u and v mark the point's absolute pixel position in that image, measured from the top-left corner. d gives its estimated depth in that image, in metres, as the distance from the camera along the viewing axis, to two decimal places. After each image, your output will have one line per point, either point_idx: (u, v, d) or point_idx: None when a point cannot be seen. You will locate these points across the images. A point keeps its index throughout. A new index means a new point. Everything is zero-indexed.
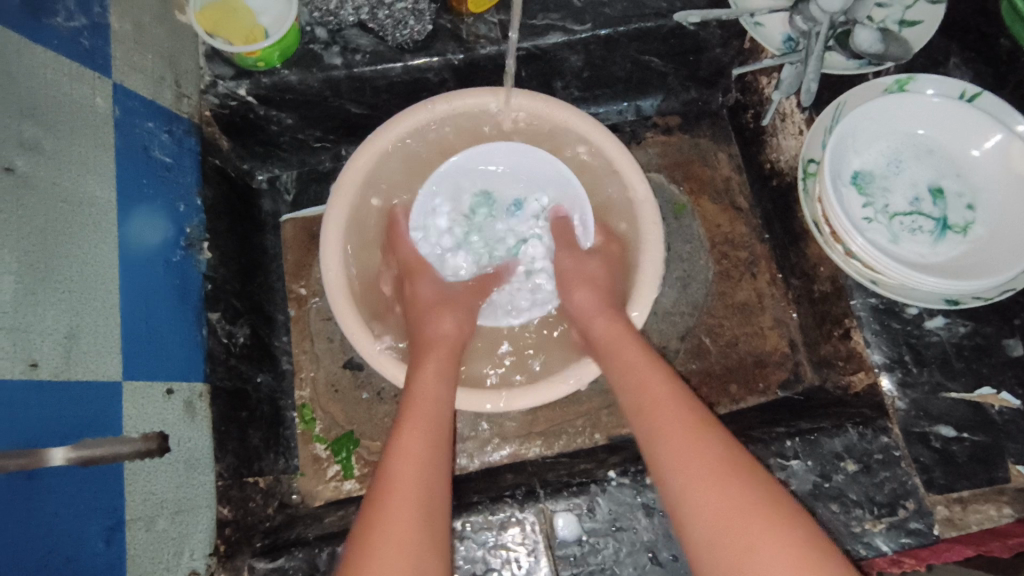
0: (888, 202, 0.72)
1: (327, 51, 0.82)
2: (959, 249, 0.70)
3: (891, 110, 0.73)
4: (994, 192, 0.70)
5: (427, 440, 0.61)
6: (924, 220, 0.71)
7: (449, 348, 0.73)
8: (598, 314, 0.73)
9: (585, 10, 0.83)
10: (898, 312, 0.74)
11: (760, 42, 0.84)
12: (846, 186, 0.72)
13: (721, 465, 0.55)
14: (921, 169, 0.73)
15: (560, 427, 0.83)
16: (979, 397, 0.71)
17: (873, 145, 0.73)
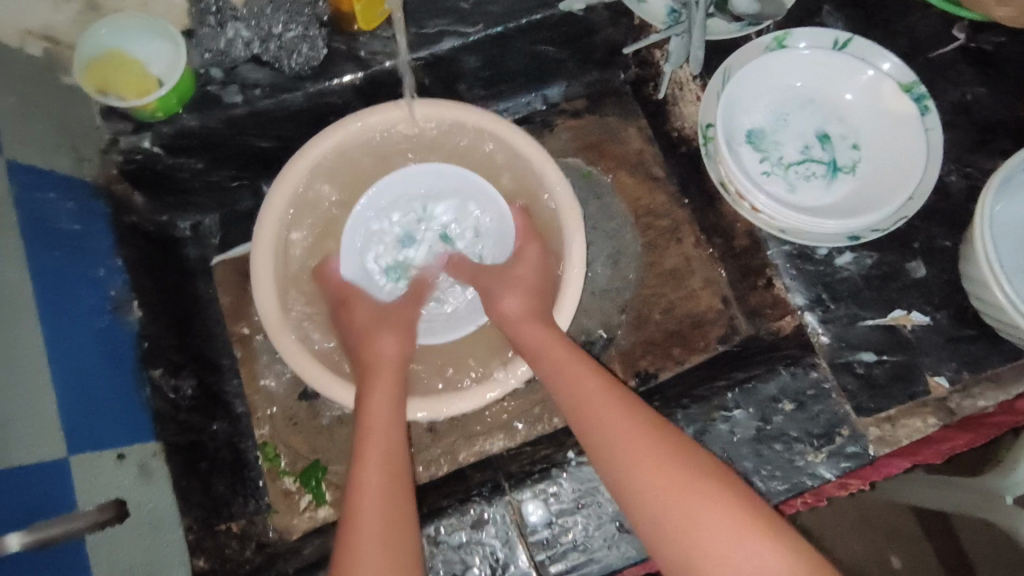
0: (782, 154, 0.76)
1: (225, 90, 0.81)
2: (850, 188, 0.75)
3: (772, 67, 0.77)
4: (874, 129, 0.76)
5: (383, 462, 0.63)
6: (816, 166, 0.76)
7: (393, 368, 0.74)
8: (526, 319, 0.76)
9: (472, 11, 0.85)
10: (810, 254, 0.78)
11: (645, 17, 0.89)
12: (742, 146, 0.76)
13: (652, 441, 0.59)
14: (807, 118, 0.77)
15: (519, 418, 0.86)
16: (891, 320, 0.76)
17: (761, 103, 0.78)
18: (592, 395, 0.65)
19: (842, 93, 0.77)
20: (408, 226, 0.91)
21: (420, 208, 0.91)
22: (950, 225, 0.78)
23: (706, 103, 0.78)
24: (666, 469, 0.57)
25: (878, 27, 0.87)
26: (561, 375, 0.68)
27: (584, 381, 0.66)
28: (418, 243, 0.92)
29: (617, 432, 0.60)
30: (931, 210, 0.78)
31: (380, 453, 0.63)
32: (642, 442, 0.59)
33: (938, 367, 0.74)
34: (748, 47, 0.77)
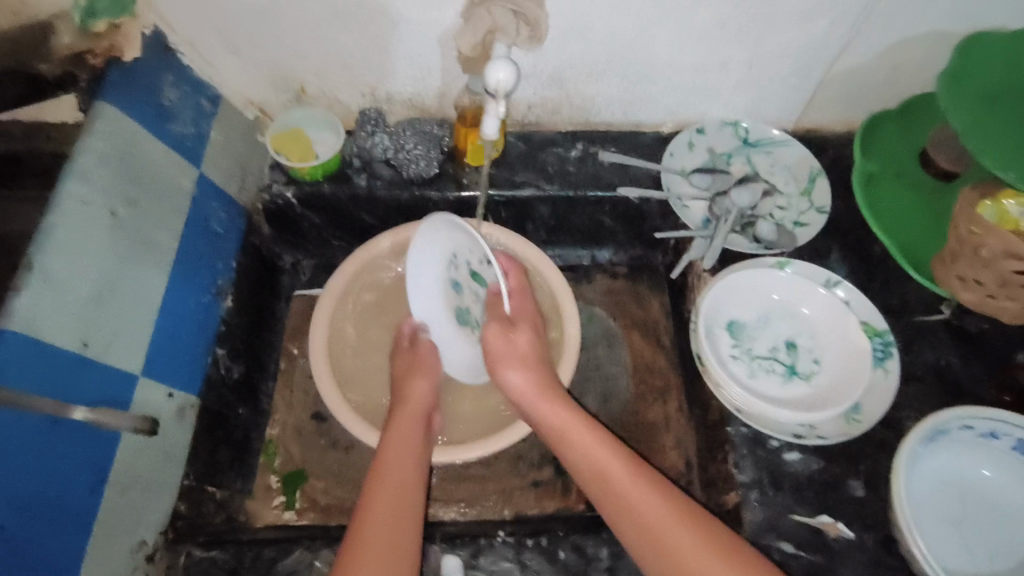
0: (752, 346, 0.94)
1: (358, 175, 1.10)
2: (800, 392, 0.91)
3: (768, 282, 0.96)
4: (834, 354, 0.92)
5: (391, 509, 0.73)
6: (777, 365, 0.93)
7: (419, 411, 0.86)
8: (538, 396, 0.81)
9: (555, 174, 1.12)
10: (764, 443, 0.88)
11: (684, 218, 1.09)
12: (723, 330, 0.94)
13: (676, 522, 0.67)
14: (783, 326, 0.95)
15: (475, 498, 0.97)
16: (819, 523, 0.83)
17: (750, 304, 0.96)
18: (619, 476, 0.72)
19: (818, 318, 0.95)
20: (451, 276, 0.87)
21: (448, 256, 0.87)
22: None
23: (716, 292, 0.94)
24: (699, 552, 0.64)
25: (876, 281, 1.03)
26: (591, 458, 0.75)
27: (612, 463, 0.73)
28: (461, 286, 0.89)
29: (647, 515, 0.68)
30: (885, 442, 0.87)
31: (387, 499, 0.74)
32: (682, 524, 0.67)
33: None
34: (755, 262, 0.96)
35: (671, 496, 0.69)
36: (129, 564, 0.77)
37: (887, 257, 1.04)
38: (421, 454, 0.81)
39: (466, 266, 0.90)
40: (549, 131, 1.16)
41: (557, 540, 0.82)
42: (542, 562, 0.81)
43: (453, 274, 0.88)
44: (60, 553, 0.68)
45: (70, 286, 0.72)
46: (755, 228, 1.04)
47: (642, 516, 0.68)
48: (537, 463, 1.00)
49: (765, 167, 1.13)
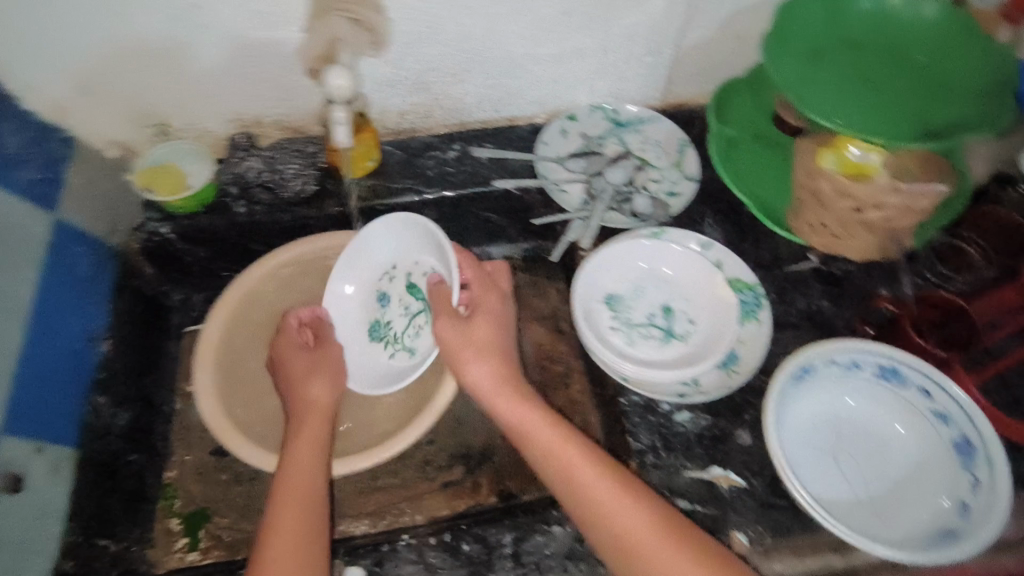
0: (630, 316, 0.95)
1: (236, 202, 1.09)
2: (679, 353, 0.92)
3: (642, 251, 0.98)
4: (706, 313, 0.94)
5: (298, 517, 0.73)
6: (655, 330, 0.93)
7: (324, 413, 0.87)
8: (500, 391, 0.81)
9: (434, 177, 1.14)
10: (654, 407, 0.91)
11: (563, 202, 1.12)
12: (599, 304, 0.94)
13: (614, 488, 0.71)
14: (658, 293, 0.96)
15: (386, 508, 0.97)
16: (711, 476, 0.86)
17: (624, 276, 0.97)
18: (563, 446, 0.75)
19: (689, 281, 0.97)
20: (382, 286, 0.98)
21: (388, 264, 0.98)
22: None
23: (589, 265, 0.95)
24: (633, 517, 0.69)
25: (749, 241, 1.08)
26: (527, 436, 0.77)
27: (554, 438, 0.76)
28: (389, 302, 0.98)
29: (587, 487, 0.71)
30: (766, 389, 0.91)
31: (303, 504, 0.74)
32: (617, 495, 0.70)
33: (743, 525, 0.82)
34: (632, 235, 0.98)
35: (625, 475, 0.72)
36: None
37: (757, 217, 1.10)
38: (324, 453, 0.82)
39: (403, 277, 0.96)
40: (425, 135, 1.17)
41: (459, 535, 0.82)
42: (445, 558, 0.80)
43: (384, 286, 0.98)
44: None
45: None
46: (631, 202, 1.10)
47: (577, 488, 0.72)
48: (446, 464, 1.00)
49: (638, 145, 1.18)
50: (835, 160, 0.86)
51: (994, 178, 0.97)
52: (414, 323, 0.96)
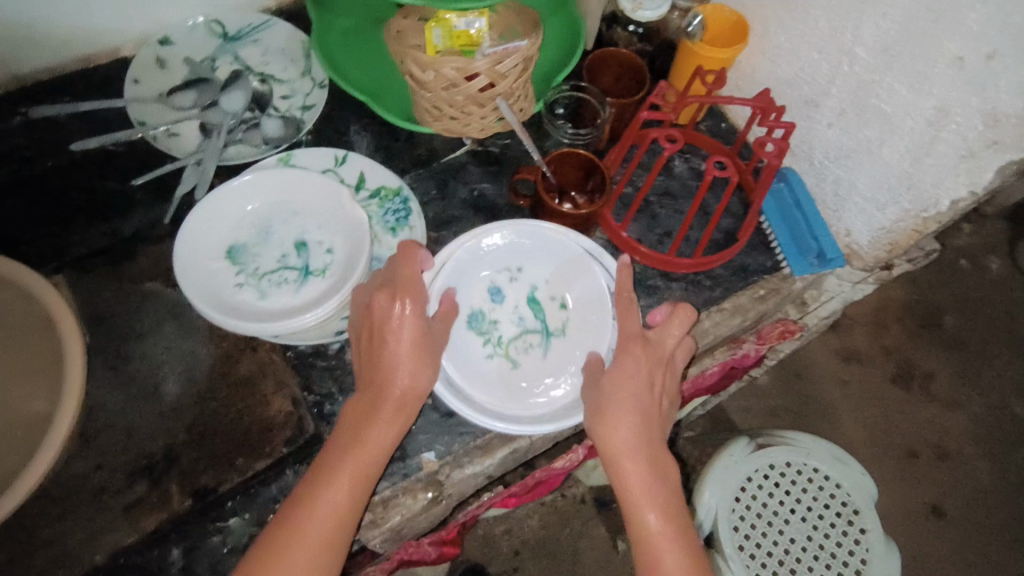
0: (257, 265, 0.84)
1: None
2: (317, 288, 0.82)
3: (277, 182, 0.86)
4: (341, 236, 0.85)
5: (333, 524, 0.66)
6: (288, 272, 0.84)
7: (402, 403, 0.72)
8: (621, 367, 0.72)
9: (3, 157, 0.92)
10: (325, 352, 0.87)
11: (173, 147, 0.93)
12: (217, 261, 0.82)
13: (657, 466, 0.71)
14: (287, 230, 0.86)
15: (57, 561, 0.79)
16: None
17: (247, 222, 0.85)
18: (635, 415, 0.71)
19: (320, 207, 0.86)
20: (272, 224, 0.86)
21: (286, 211, 0.87)
22: None
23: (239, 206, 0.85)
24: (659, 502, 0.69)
25: (401, 137, 0.98)
26: (623, 400, 0.71)
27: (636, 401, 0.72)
28: (278, 243, 0.85)
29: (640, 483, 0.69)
30: None
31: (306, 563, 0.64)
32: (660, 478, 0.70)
33: (430, 444, 0.79)
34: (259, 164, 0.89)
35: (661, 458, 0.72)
36: None
37: None
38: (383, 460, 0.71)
39: (293, 230, 0.86)
40: None
41: None
42: None
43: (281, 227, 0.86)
44: None
45: None
46: (259, 128, 0.95)
47: (644, 486, 0.69)
48: (123, 486, 0.83)
49: (257, 59, 1.01)
50: (444, 34, 0.83)
51: (604, 19, 0.99)
52: (285, 273, 0.84)
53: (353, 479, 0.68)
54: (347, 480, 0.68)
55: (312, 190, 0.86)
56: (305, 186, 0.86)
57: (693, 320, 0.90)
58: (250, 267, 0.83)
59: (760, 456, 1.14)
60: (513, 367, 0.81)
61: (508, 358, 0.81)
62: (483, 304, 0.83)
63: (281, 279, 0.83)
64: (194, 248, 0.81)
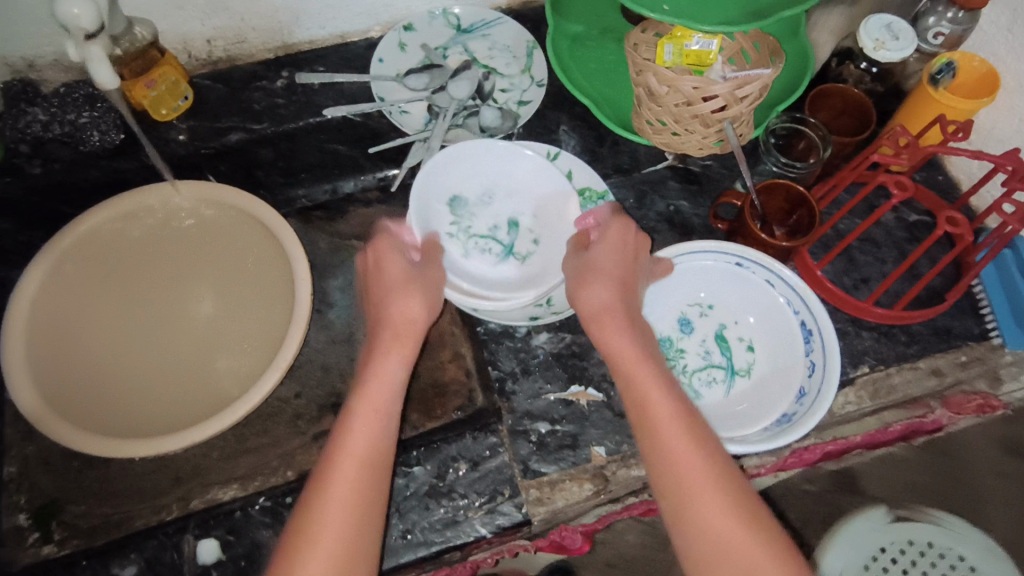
0: (471, 225, 0.92)
1: (29, 162, 0.96)
2: (512, 271, 0.91)
3: (511, 158, 0.92)
4: (551, 233, 0.92)
5: (372, 442, 0.68)
6: (494, 244, 0.92)
7: (414, 337, 0.77)
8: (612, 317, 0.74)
9: (263, 111, 1.03)
10: (511, 333, 0.90)
11: (403, 125, 1.03)
12: (439, 205, 0.91)
13: (690, 426, 0.65)
14: (505, 205, 0.94)
15: (257, 469, 0.94)
16: (569, 394, 0.86)
17: (474, 182, 0.93)
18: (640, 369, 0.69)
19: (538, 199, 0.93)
20: (493, 193, 0.94)
21: (511, 186, 0.94)
22: None
23: (472, 168, 0.93)
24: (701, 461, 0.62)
25: (606, 144, 1.03)
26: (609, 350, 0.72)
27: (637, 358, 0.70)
28: (494, 214, 0.93)
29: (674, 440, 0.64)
30: None
31: (353, 478, 0.65)
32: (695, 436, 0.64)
33: (601, 438, 0.83)
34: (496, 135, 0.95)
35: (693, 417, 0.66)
36: None
37: None
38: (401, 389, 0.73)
39: (508, 208, 0.93)
40: (252, 63, 1.07)
41: None
42: None
43: (502, 199, 0.93)
44: None
45: None
46: (478, 117, 1.03)
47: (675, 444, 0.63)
48: (317, 416, 0.97)
49: (484, 53, 1.09)
50: (674, 51, 0.82)
51: (834, 54, 0.96)
52: (491, 242, 0.92)
53: (380, 410, 0.70)
54: (374, 411, 0.70)
55: (540, 184, 0.93)
56: (536, 175, 0.93)
57: (885, 372, 0.87)
58: (464, 224, 0.92)
59: (899, 529, 1.06)
60: (694, 397, 0.81)
61: (691, 389, 0.81)
62: (671, 332, 0.84)
63: (484, 245, 0.92)
64: (426, 189, 0.89)
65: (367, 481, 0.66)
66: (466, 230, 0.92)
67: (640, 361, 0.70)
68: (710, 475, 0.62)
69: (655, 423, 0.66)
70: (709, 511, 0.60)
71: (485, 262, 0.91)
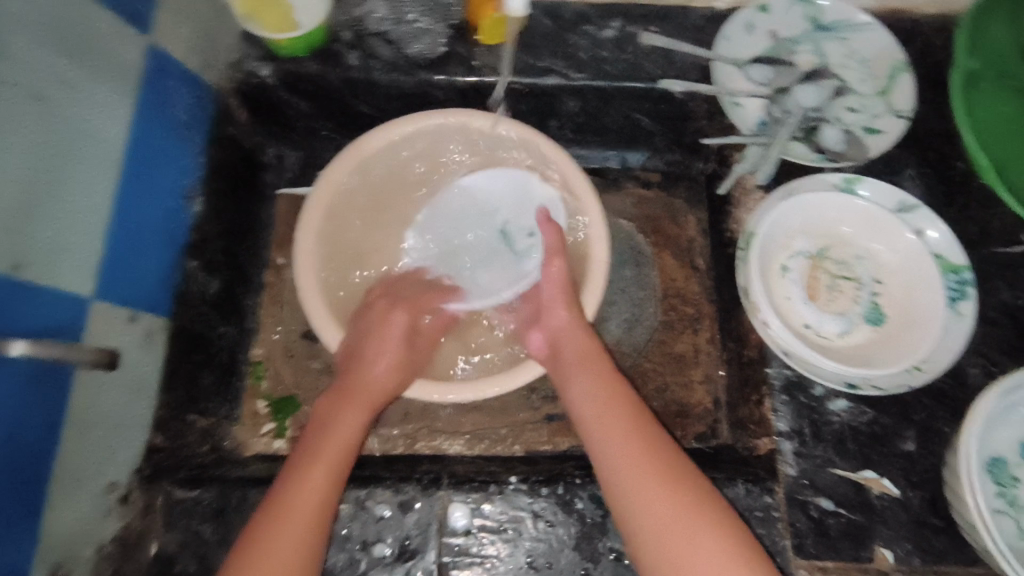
0: (825, 268, 0.82)
1: (349, 52, 0.91)
2: (857, 342, 0.78)
3: (886, 228, 0.80)
4: (907, 315, 0.77)
5: (318, 490, 0.67)
6: (843, 299, 0.81)
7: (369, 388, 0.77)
8: (609, 403, 0.72)
9: (585, 61, 0.92)
10: (807, 389, 0.79)
11: (736, 121, 0.92)
12: (796, 238, 0.82)
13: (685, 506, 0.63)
14: (868, 269, 0.81)
15: (484, 432, 0.91)
16: (863, 479, 0.76)
17: (840, 231, 0.82)
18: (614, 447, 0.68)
19: (907, 278, 0.79)
20: (859, 253, 0.81)
21: (882, 255, 0.80)
22: (955, 414, 0.77)
23: (844, 218, 0.81)
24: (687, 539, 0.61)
25: (955, 206, 0.88)
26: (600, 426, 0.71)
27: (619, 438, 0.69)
28: (853, 272, 0.81)
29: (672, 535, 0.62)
30: (943, 392, 0.78)
31: (292, 503, 0.65)
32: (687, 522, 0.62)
33: (891, 542, 0.74)
34: (881, 188, 0.80)
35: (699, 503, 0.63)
36: (99, 509, 0.68)
37: (971, 176, 0.89)
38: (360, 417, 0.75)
39: (874, 274, 0.81)
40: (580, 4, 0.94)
41: (574, 490, 0.75)
42: (557, 513, 0.74)
43: (868, 262, 0.81)
44: (16, 508, 0.58)
45: None
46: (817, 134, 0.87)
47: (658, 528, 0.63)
48: (552, 396, 0.92)
49: (838, 61, 0.93)
50: None
51: None
52: (838, 297, 0.81)
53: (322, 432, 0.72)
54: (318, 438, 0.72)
55: (917, 268, 0.78)
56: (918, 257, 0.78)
57: None
58: (823, 264, 0.82)
59: None
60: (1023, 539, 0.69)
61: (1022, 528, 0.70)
62: (1011, 454, 0.72)
63: (832, 298, 0.81)
64: (789, 216, 0.81)
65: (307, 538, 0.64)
66: (819, 273, 0.81)
67: (643, 426, 0.70)
68: (680, 520, 0.62)
69: (626, 464, 0.67)
70: (690, 547, 0.61)
71: (829, 316, 0.79)
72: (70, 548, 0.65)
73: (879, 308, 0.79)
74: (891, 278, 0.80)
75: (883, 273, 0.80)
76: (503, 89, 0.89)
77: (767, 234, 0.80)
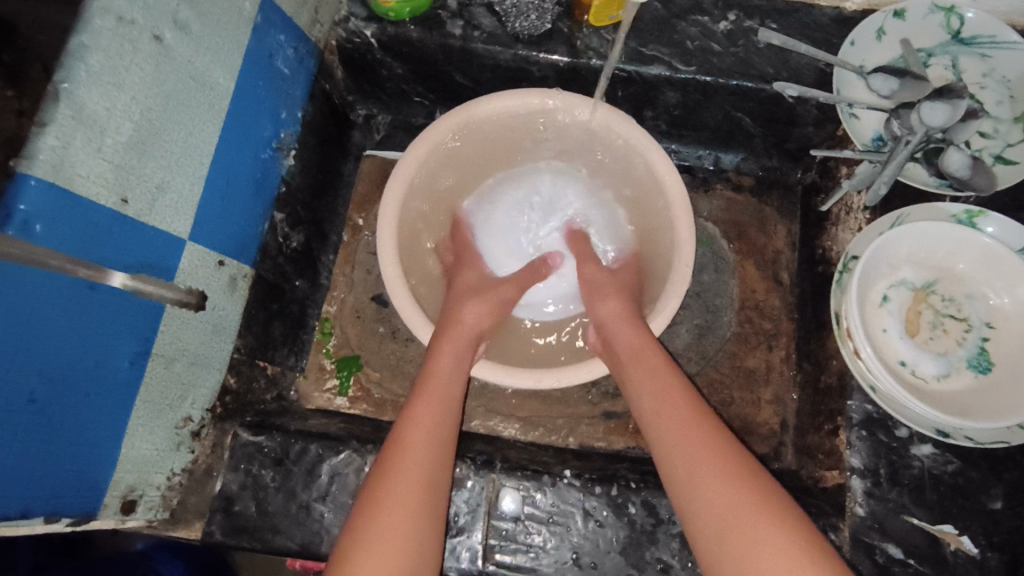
0: (931, 303, 0.76)
1: (451, 21, 0.89)
2: (955, 386, 0.73)
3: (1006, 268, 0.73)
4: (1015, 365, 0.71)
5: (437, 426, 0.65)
6: (945, 340, 0.75)
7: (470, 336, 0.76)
8: (663, 390, 0.68)
9: (694, 52, 0.88)
10: (889, 427, 0.75)
11: (850, 132, 0.86)
12: (901, 267, 0.77)
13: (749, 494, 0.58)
14: (979, 310, 0.75)
15: (540, 420, 0.90)
16: (937, 531, 0.71)
17: (953, 267, 0.76)
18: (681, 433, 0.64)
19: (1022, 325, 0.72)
20: (971, 291, 0.75)
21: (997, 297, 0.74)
22: None
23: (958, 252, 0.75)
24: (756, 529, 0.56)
25: None
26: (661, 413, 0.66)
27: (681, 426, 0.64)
28: (961, 311, 0.75)
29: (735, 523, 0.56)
30: None
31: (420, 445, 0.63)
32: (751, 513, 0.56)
33: None
34: (1007, 224, 0.74)
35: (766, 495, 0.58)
36: (173, 441, 0.71)
37: None
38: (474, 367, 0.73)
39: (985, 316, 0.75)
40: None
41: (628, 494, 0.73)
42: (608, 514, 0.73)
43: (979, 303, 0.75)
44: (99, 432, 0.61)
45: (108, 128, 0.58)
46: (939, 157, 0.78)
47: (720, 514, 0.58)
48: (612, 393, 0.90)
49: (974, 78, 0.85)
50: None
51: None
52: (939, 337, 0.75)
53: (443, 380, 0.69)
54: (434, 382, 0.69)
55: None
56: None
57: None
58: (927, 298, 0.76)
59: None
60: None
61: None
62: None
63: (931, 337, 0.75)
64: (901, 242, 0.75)
65: (432, 451, 0.63)
66: (922, 308, 0.76)
67: (697, 414, 0.65)
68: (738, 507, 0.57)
69: (687, 456, 0.62)
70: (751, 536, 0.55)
71: (926, 355, 0.74)
72: (143, 473, 0.68)
73: (986, 354, 0.73)
74: (1004, 323, 0.73)
75: (995, 316, 0.74)
76: (606, 74, 0.85)
77: (872, 260, 0.74)
